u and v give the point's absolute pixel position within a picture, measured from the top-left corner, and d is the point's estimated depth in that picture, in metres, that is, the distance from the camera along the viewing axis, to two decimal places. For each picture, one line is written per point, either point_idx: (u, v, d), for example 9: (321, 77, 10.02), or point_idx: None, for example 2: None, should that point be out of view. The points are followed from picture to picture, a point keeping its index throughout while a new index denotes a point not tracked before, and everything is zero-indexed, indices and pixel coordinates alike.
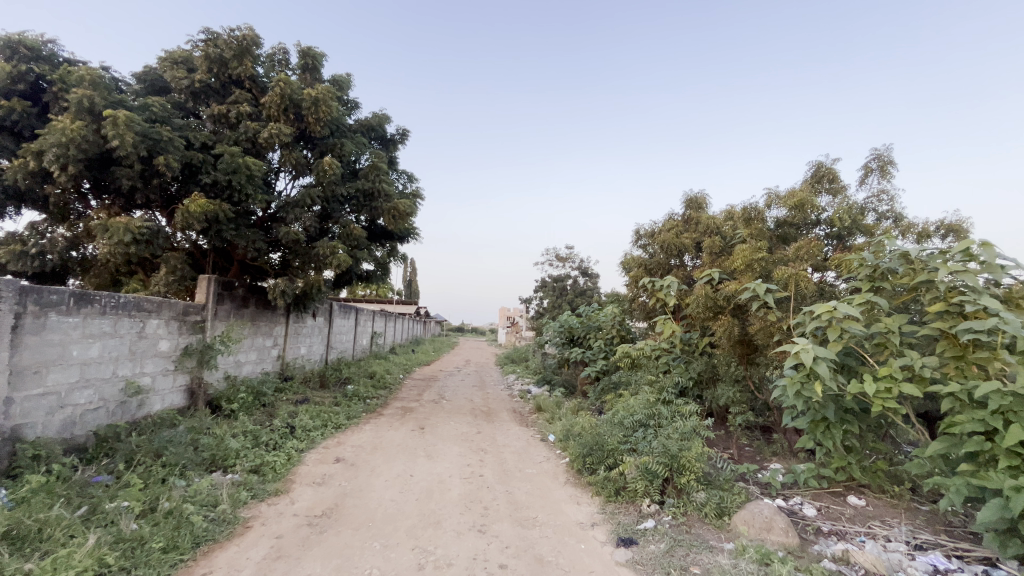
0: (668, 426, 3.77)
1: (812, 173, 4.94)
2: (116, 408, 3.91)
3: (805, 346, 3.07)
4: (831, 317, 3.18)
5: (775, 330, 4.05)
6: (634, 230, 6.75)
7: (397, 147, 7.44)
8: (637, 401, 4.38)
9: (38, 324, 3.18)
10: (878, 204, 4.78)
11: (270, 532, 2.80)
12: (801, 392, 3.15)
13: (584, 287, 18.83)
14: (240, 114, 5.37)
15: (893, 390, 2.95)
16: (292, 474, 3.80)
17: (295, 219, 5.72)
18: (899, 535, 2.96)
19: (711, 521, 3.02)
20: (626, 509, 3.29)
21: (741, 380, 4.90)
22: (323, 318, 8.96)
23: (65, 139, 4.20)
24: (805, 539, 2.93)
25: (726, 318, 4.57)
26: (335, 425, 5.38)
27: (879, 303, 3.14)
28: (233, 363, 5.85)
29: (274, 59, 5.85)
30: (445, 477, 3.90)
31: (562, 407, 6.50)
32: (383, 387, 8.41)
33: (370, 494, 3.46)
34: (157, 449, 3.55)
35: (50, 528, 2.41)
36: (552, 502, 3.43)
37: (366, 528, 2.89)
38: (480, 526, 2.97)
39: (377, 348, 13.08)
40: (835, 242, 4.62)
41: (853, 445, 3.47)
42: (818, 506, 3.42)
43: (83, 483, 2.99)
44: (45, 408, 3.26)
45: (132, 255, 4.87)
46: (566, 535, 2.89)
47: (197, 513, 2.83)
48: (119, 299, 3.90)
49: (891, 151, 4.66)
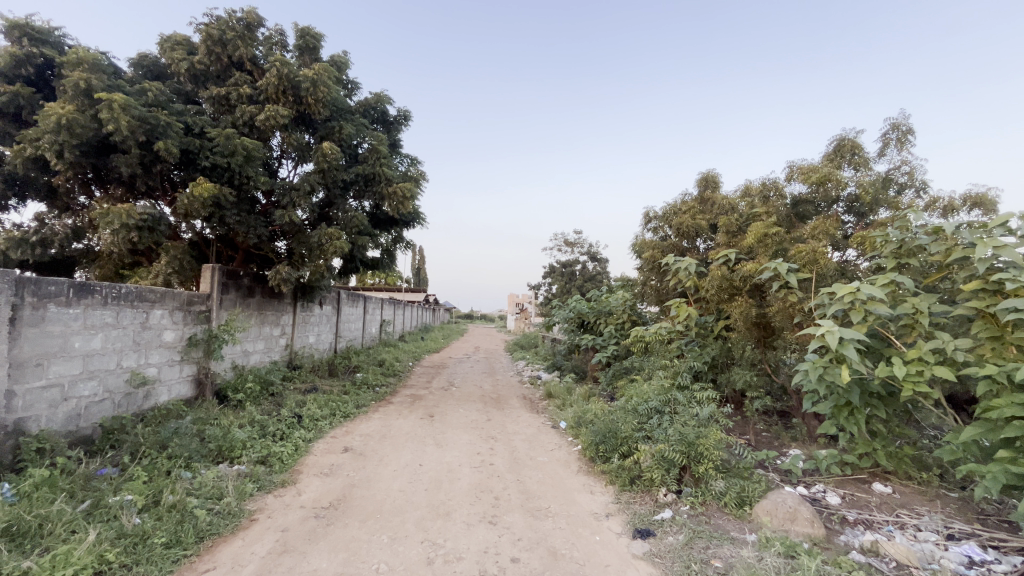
0: (684, 413, 3.64)
1: (833, 147, 4.60)
2: (121, 400, 3.86)
3: (830, 328, 2.90)
4: (853, 299, 2.99)
5: (795, 312, 3.88)
6: (645, 212, 6.53)
7: (400, 128, 7.28)
8: (651, 388, 4.25)
9: (38, 316, 3.11)
10: (899, 176, 4.40)
11: (276, 525, 2.74)
12: (824, 377, 2.98)
13: (595, 272, 18.70)
14: (239, 97, 5.26)
15: (924, 374, 2.78)
16: (299, 465, 3.74)
17: (295, 205, 5.61)
18: (929, 523, 2.83)
19: (731, 511, 2.89)
20: (642, 498, 3.17)
21: (757, 363, 4.77)
22: (331, 306, 8.90)
23: (62, 121, 4.09)
24: (830, 529, 2.80)
25: (743, 299, 4.41)
26: (343, 413, 5.32)
27: (905, 282, 2.93)
28: (241, 353, 5.82)
29: (272, 41, 5.68)
30: (455, 466, 3.82)
31: (573, 393, 6.42)
32: (393, 374, 8.38)
33: (378, 485, 3.39)
34: (163, 442, 3.51)
35: (52, 524, 2.34)
36: (565, 491, 3.34)
37: (374, 520, 2.82)
38: (491, 517, 2.88)
39: (387, 336, 13.10)
40: (856, 219, 4.40)
41: (879, 430, 3.33)
42: (842, 494, 3.30)
43: (88, 477, 2.94)
44: (48, 400, 3.20)
45: (134, 245, 4.79)
46: (579, 527, 2.79)
47: (201, 507, 2.77)
48: (120, 289, 3.82)
49: (909, 119, 4.30)
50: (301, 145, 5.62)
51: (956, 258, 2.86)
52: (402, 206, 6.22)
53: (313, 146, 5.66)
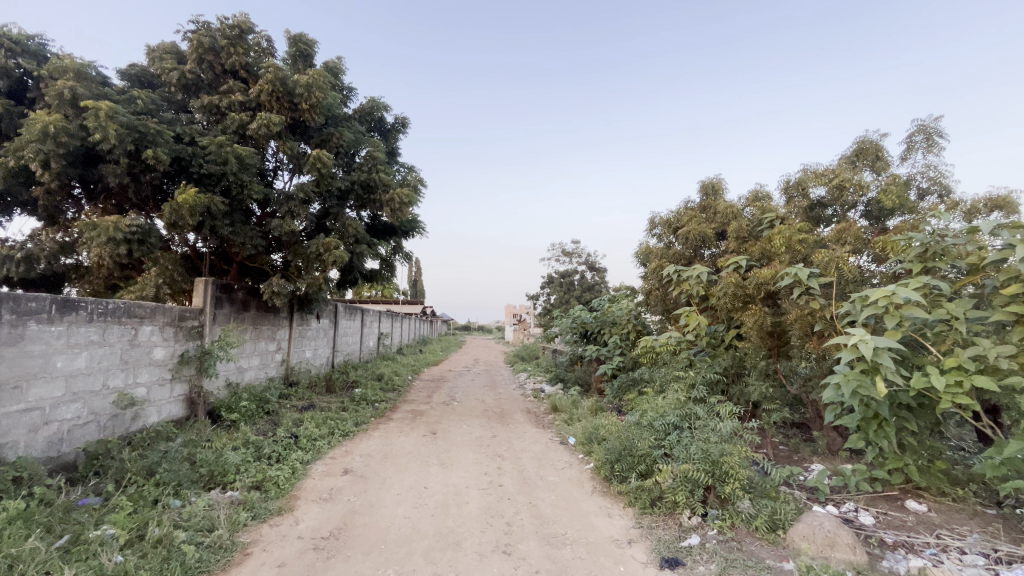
0: (704, 428, 3.45)
1: (854, 149, 4.45)
2: (108, 422, 3.64)
3: (863, 337, 2.73)
4: (888, 304, 2.83)
5: (815, 319, 3.72)
6: (649, 218, 6.35)
7: (397, 136, 7.15)
8: (666, 401, 4.05)
9: (15, 335, 2.90)
10: (923, 180, 4.24)
11: (272, 560, 2.52)
12: (857, 389, 2.80)
13: (594, 283, 18.59)
14: (230, 105, 5.10)
15: (964, 383, 2.61)
16: (296, 490, 3.51)
17: (293, 214, 5.45)
18: (974, 545, 2.64)
19: (762, 536, 2.70)
20: (665, 522, 2.98)
21: (771, 374, 4.59)
22: (329, 320, 8.71)
23: (47, 129, 3.93)
24: (870, 554, 2.61)
25: (757, 307, 4.25)
26: (342, 432, 5.09)
27: (940, 285, 2.77)
28: (235, 370, 5.60)
29: (262, 47, 5.49)
30: (462, 488, 3.61)
31: (580, 407, 6.20)
32: (393, 389, 8.14)
33: (381, 511, 3.17)
34: (149, 467, 3.29)
35: (24, 565, 2.11)
36: (581, 515, 3.13)
37: (378, 553, 2.60)
38: (505, 547, 2.67)
39: (384, 350, 12.83)
40: (874, 224, 4.23)
41: (909, 443, 3.15)
42: (875, 514, 3.10)
43: (69, 508, 2.72)
44: (27, 425, 3.00)
45: (123, 258, 4.59)
46: (600, 556, 2.59)
47: (190, 541, 2.55)
48: (106, 305, 3.61)
49: (938, 122, 4.17)
50: (298, 153, 5.49)
51: (989, 258, 2.72)
52: (401, 212, 6.04)
53: (309, 154, 5.53)
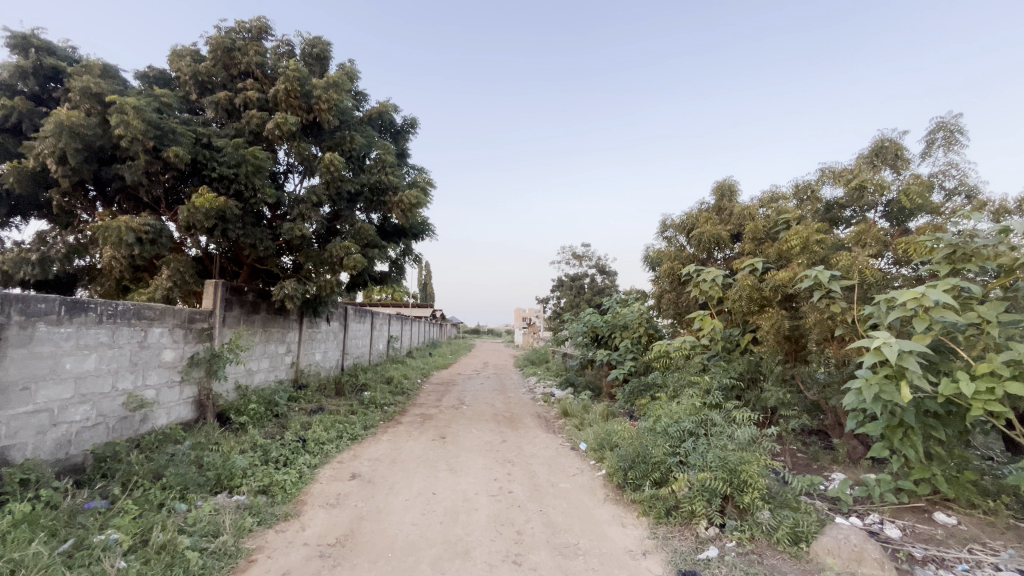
0: (721, 435, 3.34)
1: (872, 148, 4.32)
2: (116, 424, 3.62)
3: (888, 340, 2.61)
4: (917, 307, 2.70)
5: (835, 323, 3.61)
6: (659, 221, 6.24)
7: (408, 138, 7.13)
8: (680, 407, 3.94)
9: (25, 336, 2.90)
10: (945, 179, 4.09)
11: (276, 567, 2.46)
12: (880, 395, 2.67)
13: (604, 286, 18.46)
14: (244, 103, 5.12)
15: (997, 391, 2.48)
16: (303, 494, 3.47)
17: (303, 216, 5.43)
18: (1009, 562, 2.49)
19: (784, 549, 2.58)
20: (681, 533, 2.88)
21: (788, 379, 4.46)
22: (338, 322, 8.68)
23: (63, 130, 3.96)
24: (899, 569, 2.49)
25: (774, 310, 4.14)
26: (351, 435, 5.04)
27: (971, 287, 2.65)
28: (245, 372, 5.60)
29: (280, 53, 5.53)
30: (472, 494, 3.53)
31: (591, 412, 6.10)
32: (402, 393, 8.10)
33: (389, 518, 3.10)
34: (156, 471, 3.26)
35: (25, 570, 2.07)
36: (593, 524, 3.04)
37: (385, 561, 2.53)
38: (515, 557, 2.59)
39: (394, 352, 12.83)
40: (895, 225, 4.08)
41: (937, 452, 3.01)
42: (902, 527, 2.97)
43: (75, 511, 2.69)
44: (35, 427, 2.97)
45: (135, 258, 4.60)
46: (614, 567, 2.50)
47: (194, 547, 2.50)
48: (116, 307, 3.61)
49: (958, 119, 4.03)
50: (309, 155, 5.47)
51: None
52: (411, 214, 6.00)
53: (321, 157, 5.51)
